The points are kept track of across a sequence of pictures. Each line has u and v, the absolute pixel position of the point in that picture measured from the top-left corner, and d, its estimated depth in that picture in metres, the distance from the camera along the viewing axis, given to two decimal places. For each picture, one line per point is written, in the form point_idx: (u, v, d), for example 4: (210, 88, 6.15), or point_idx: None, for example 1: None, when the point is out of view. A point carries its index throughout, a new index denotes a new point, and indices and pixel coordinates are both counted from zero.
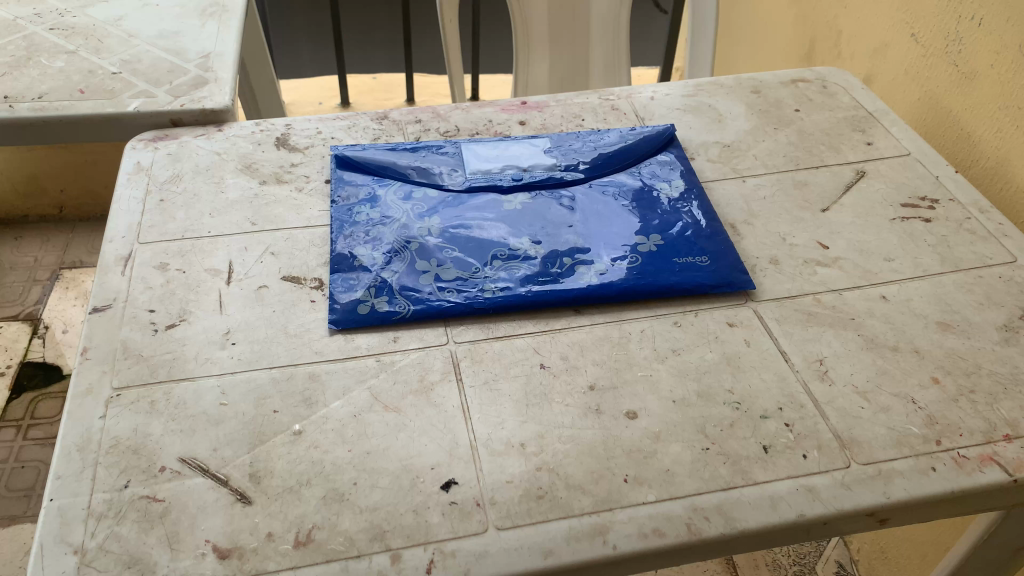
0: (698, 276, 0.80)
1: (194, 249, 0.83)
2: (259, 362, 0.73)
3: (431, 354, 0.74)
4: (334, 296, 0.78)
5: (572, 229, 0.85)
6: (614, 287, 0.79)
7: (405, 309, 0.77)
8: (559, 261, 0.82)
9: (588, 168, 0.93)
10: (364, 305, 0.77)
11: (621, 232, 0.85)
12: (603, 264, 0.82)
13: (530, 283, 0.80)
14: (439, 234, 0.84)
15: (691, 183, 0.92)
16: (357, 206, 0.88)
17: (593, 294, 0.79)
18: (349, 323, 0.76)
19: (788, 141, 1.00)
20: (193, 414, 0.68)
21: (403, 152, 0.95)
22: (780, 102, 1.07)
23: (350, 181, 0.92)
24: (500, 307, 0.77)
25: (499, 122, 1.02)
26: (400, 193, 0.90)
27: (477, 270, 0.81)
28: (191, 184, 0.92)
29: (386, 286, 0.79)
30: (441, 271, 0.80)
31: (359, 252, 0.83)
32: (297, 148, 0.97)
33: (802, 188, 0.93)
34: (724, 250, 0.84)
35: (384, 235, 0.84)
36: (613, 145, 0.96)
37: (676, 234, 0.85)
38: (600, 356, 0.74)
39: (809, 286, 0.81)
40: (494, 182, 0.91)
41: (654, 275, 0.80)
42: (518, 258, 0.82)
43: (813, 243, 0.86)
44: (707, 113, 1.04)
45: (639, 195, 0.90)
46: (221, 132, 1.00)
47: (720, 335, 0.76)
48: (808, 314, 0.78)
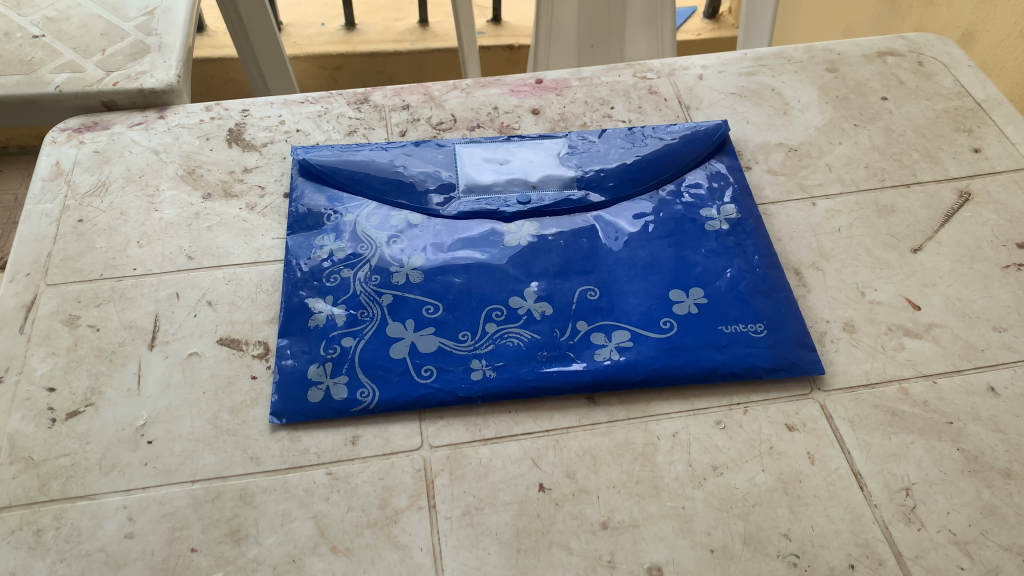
0: (750, 354, 0.62)
1: (113, 295, 0.66)
2: (179, 471, 0.57)
3: (399, 465, 0.57)
4: (280, 371, 0.61)
5: (589, 276, 0.67)
6: (640, 369, 0.61)
7: (369, 396, 0.60)
8: (571, 326, 0.64)
9: (614, 184, 0.73)
10: (316, 388, 0.60)
11: (652, 281, 0.66)
12: (628, 332, 0.63)
13: (532, 360, 0.62)
14: (419, 280, 0.66)
15: (746, 208, 0.72)
16: (319, 235, 0.70)
17: (612, 379, 0.61)
18: (295, 416, 0.59)
19: (871, 145, 0.79)
20: (88, 552, 0.53)
21: (381, 154, 0.76)
22: (862, 85, 0.85)
23: (313, 196, 0.73)
24: (490, 394, 0.60)
25: (506, 111, 0.82)
26: (374, 217, 0.71)
27: (465, 337, 0.63)
28: (118, 197, 0.74)
29: (347, 360, 0.62)
30: (418, 338, 0.63)
31: (317, 305, 0.65)
32: (252, 146, 0.78)
33: (888, 216, 0.73)
34: (785, 312, 0.64)
35: (349, 279, 0.66)
36: (648, 150, 0.76)
37: (724, 286, 0.66)
38: (617, 474, 0.57)
39: (893, 369, 0.63)
40: (493, 204, 0.72)
41: (694, 351, 0.62)
42: (518, 320, 0.64)
43: (900, 301, 0.67)
44: (770, 101, 0.83)
45: (678, 226, 0.70)
46: (162, 118, 0.81)
47: (775, 446, 0.59)
48: (891, 414, 0.60)
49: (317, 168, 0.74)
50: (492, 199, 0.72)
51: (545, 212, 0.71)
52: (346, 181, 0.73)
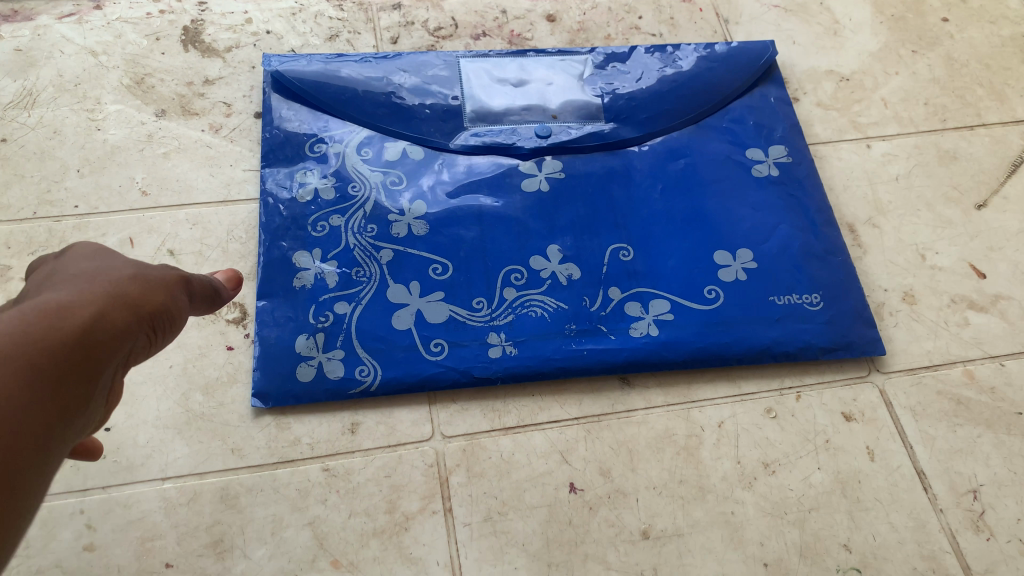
0: (805, 331, 0.54)
1: (51, 241, 0.55)
2: (145, 467, 0.48)
3: (407, 459, 0.49)
4: (261, 342, 0.52)
5: (621, 232, 0.57)
6: (683, 348, 0.53)
7: (369, 377, 0.51)
8: (602, 293, 0.55)
9: (648, 117, 0.62)
10: (306, 364, 0.51)
11: (693, 240, 0.57)
12: (668, 302, 0.55)
13: (559, 334, 0.53)
14: (424, 233, 0.56)
15: (798, 150, 0.62)
16: (300, 171, 0.58)
17: (650, 360, 0.53)
18: (284, 400, 0.50)
19: (931, 77, 0.69)
20: (40, 569, 0.44)
21: (371, 67, 0.63)
22: (920, 2, 0.74)
23: (290, 119, 0.60)
24: (510, 376, 0.52)
25: (517, 16, 0.70)
26: (366, 150, 0.60)
27: (480, 305, 0.54)
28: (51, 111, 0.61)
29: (342, 330, 0.52)
30: (424, 305, 0.53)
31: (302, 260, 0.55)
32: (214, 50, 0.65)
33: (950, 163, 0.65)
34: (843, 281, 0.57)
35: (340, 229, 0.56)
36: (686, 72, 0.65)
37: (775, 248, 0.58)
38: (657, 473, 0.50)
39: (957, 349, 0.56)
40: (507, 137, 0.61)
41: (743, 327, 0.54)
42: (541, 285, 0.55)
43: (964, 268, 0.60)
44: (818, 19, 0.72)
45: (721, 171, 0.61)
46: (99, 9, 0.66)
47: (831, 439, 0.52)
48: (956, 403, 0.54)
49: (294, 82, 0.61)
50: (505, 131, 0.61)
51: (567, 148, 0.61)
52: (330, 101, 0.60)
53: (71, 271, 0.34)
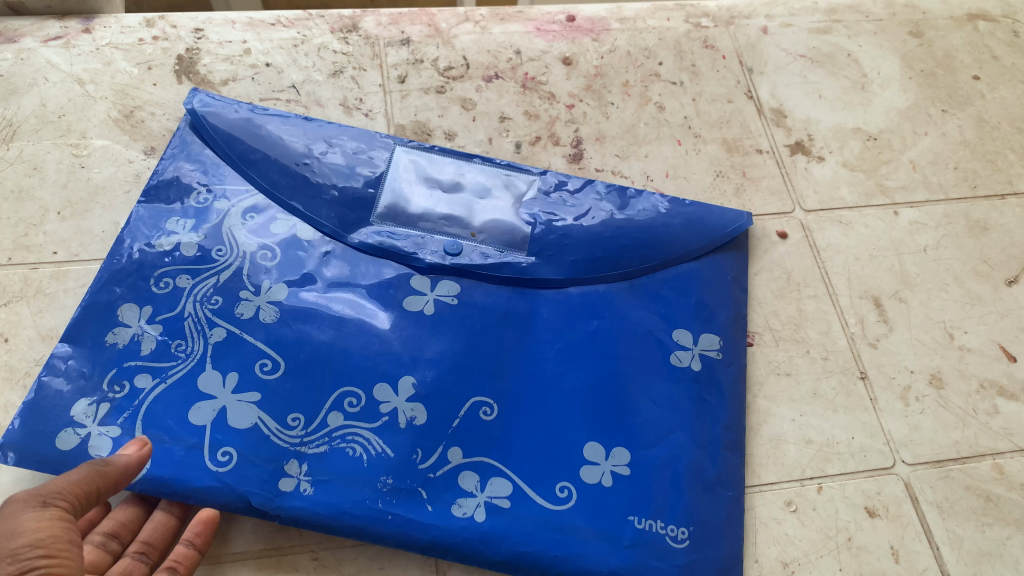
0: (652, 567, 0.45)
1: (26, 291, 0.51)
2: None
3: (404, 551, 0.46)
4: (37, 389, 0.45)
5: (499, 385, 0.49)
6: (502, 544, 0.45)
7: (149, 468, 0.44)
8: (440, 449, 0.47)
9: (577, 259, 0.53)
10: (70, 431, 0.44)
11: (588, 418, 0.49)
12: (509, 484, 0.46)
13: (371, 485, 0.45)
14: (270, 322, 0.49)
15: (731, 347, 0.53)
16: (175, 219, 0.52)
17: (461, 549, 0.44)
18: (24, 462, 0.43)
19: (961, 139, 0.67)
20: None
21: (296, 128, 0.55)
22: (951, 58, 0.72)
23: (189, 161, 0.54)
24: (282, 518, 0.44)
25: (531, 57, 0.66)
26: (253, 215, 0.52)
27: (296, 423, 0.46)
28: (32, 145, 0.57)
29: (130, 406, 0.45)
30: (234, 404, 0.46)
31: (128, 325, 0.48)
32: (209, 82, 0.61)
33: (980, 234, 0.62)
34: (722, 525, 0.47)
35: (185, 293, 0.49)
36: (635, 221, 0.55)
37: (659, 457, 0.48)
38: None
39: (987, 440, 0.53)
40: (410, 244, 0.53)
41: (581, 539, 0.45)
42: (376, 421, 0.47)
43: (993, 350, 0.57)
44: (844, 72, 0.69)
45: (637, 348, 0.51)
46: (89, 32, 0.62)
47: (855, 537, 0.49)
48: (985, 500, 0.51)
49: (214, 135, 0.54)
50: (414, 232, 0.53)
51: (471, 274, 0.52)
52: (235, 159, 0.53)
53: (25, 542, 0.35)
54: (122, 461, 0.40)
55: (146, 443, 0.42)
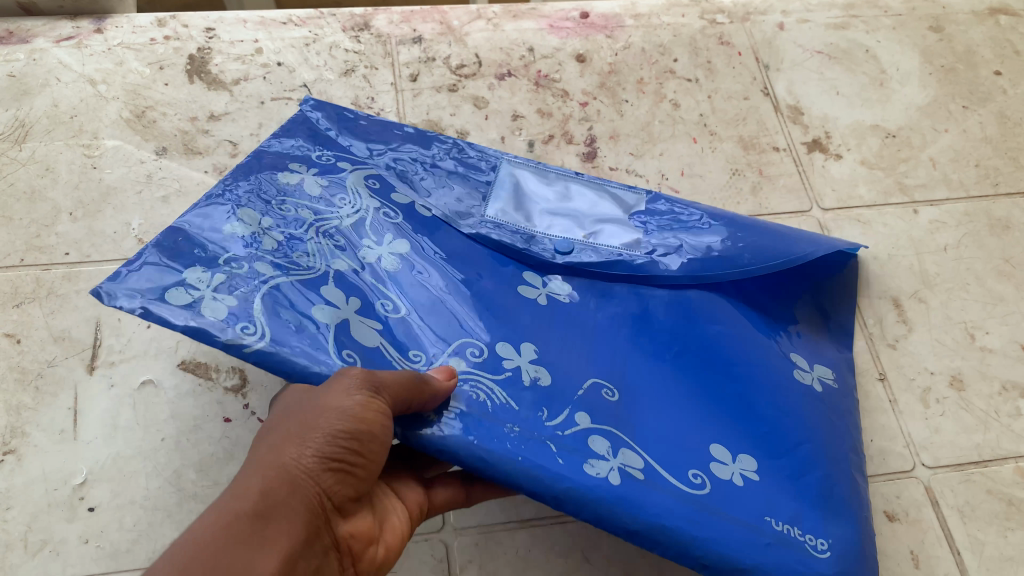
0: (787, 568, 0.35)
1: (38, 292, 0.51)
2: (130, 554, 0.44)
3: (415, 553, 0.45)
4: (155, 252, 0.36)
5: (622, 368, 0.41)
6: (642, 511, 0.34)
7: (251, 333, 0.34)
8: (567, 410, 0.38)
9: (694, 256, 0.46)
10: (182, 291, 0.35)
11: (720, 411, 0.41)
12: (642, 459, 0.37)
13: (496, 424, 0.36)
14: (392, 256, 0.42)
15: (840, 376, 0.47)
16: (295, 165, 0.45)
17: (594, 509, 0.34)
18: (127, 305, 0.33)
19: (982, 136, 0.65)
20: None
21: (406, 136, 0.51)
22: (972, 53, 0.70)
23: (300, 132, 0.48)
24: (416, 441, 0.34)
25: (544, 55, 0.66)
26: (378, 180, 0.46)
27: (418, 361, 0.38)
28: (44, 145, 0.57)
29: (253, 289, 0.36)
30: (354, 322, 0.37)
31: (241, 236, 0.39)
32: (221, 81, 0.61)
33: (1002, 233, 0.61)
34: (863, 550, 0.38)
35: (302, 236, 0.40)
36: (754, 224, 0.50)
37: (790, 467, 0.40)
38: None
39: (1009, 442, 0.52)
40: (520, 238, 0.46)
41: (723, 523, 0.35)
42: (498, 372, 0.38)
43: (1016, 350, 0.56)
44: (862, 69, 0.68)
45: (755, 346, 0.44)
46: (100, 33, 0.62)
47: (874, 542, 0.48)
48: (1007, 504, 0.50)
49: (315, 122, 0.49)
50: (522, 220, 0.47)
51: (585, 270, 0.45)
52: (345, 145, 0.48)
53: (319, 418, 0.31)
54: (437, 383, 0.35)
55: (455, 374, 0.37)
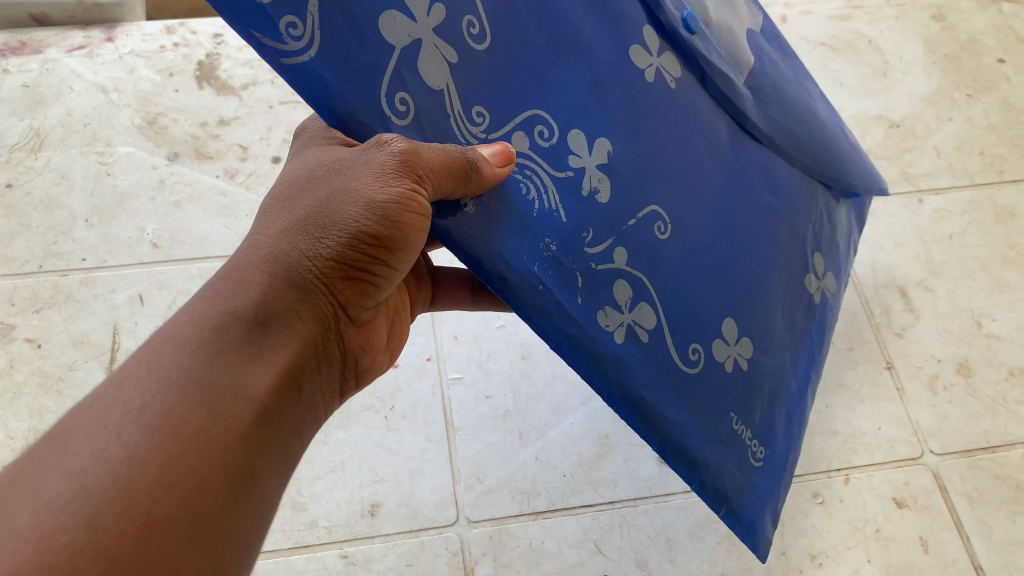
0: (728, 475, 0.33)
1: (56, 297, 0.52)
2: None
3: (429, 546, 0.46)
4: None
5: (682, 164, 0.34)
6: (630, 377, 0.30)
7: (300, 35, 0.23)
8: (611, 234, 0.30)
9: (782, 121, 0.40)
10: None
11: (755, 282, 0.36)
12: (656, 317, 0.31)
13: (532, 237, 0.27)
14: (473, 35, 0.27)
15: (841, 279, 0.45)
16: None
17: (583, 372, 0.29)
18: None
19: (986, 124, 0.66)
20: None
21: None
22: (975, 41, 0.70)
23: None
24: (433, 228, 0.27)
25: None
26: None
27: (481, 123, 0.27)
28: (59, 154, 0.58)
29: None
30: (428, 49, 0.26)
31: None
32: (230, 86, 0.62)
33: (1007, 220, 0.61)
34: (785, 467, 0.38)
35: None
36: (820, 112, 0.45)
37: (771, 368, 0.37)
38: (697, 564, 0.47)
39: (1017, 428, 0.53)
40: None
41: (690, 417, 0.32)
42: (560, 168, 0.29)
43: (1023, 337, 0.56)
44: (865, 60, 0.69)
45: (790, 212, 0.40)
46: (111, 41, 0.64)
47: (883, 528, 0.49)
48: (1015, 489, 0.50)
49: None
50: None
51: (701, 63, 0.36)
52: None
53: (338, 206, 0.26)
54: (490, 173, 0.26)
55: (512, 159, 0.27)
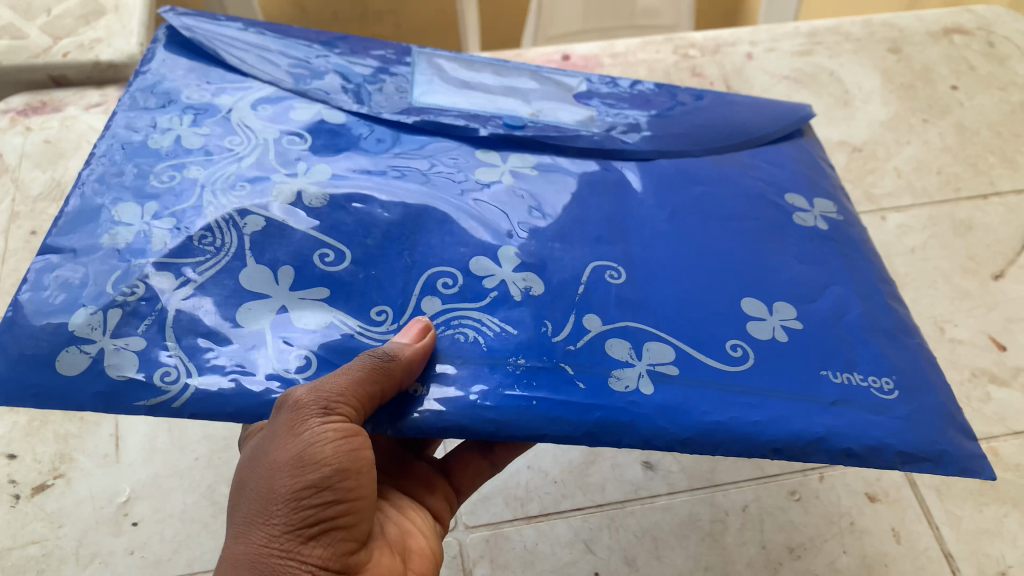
0: (873, 424, 0.35)
1: None
2: (172, 562, 0.48)
3: None
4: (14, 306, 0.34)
5: (616, 247, 0.41)
6: (688, 417, 0.34)
7: (173, 377, 0.33)
8: (571, 318, 0.37)
9: (656, 135, 0.47)
10: (73, 349, 0.33)
11: (743, 271, 0.41)
12: (672, 350, 0.36)
13: (499, 368, 0.35)
14: (319, 205, 0.39)
15: (844, 209, 0.46)
16: (196, 124, 0.42)
17: (640, 428, 0.33)
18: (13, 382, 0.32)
19: (942, 146, 0.70)
20: None
21: (299, 46, 0.48)
22: (929, 70, 0.75)
23: (182, 73, 0.44)
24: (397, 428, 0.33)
25: None
26: (270, 104, 0.44)
27: (383, 318, 0.36)
28: None
29: (164, 313, 0.34)
30: (295, 304, 0.36)
31: (144, 203, 0.38)
32: None
33: (965, 234, 0.65)
34: (923, 371, 0.38)
35: (196, 181, 0.39)
36: (703, 104, 0.51)
37: (828, 309, 0.39)
38: (683, 561, 0.50)
39: (981, 425, 0.56)
40: (459, 120, 0.45)
41: (775, 401, 0.35)
42: (479, 299, 0.37)
43: (984, 341, 0.60)
44: (827, 91, 0.74)
45: (756, 210, 0.44)
46: None
47: (857, 522, 0.52)
48: (981, 481, 0.53)
49: (191, 32, 0.46)
50: (461, 112, 0.46)
51: (544, 145, 0.45)
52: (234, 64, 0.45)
53: (276, 462, 0.31)
54: (406, 355, 0.33)
55: (431, 327, 0.35)
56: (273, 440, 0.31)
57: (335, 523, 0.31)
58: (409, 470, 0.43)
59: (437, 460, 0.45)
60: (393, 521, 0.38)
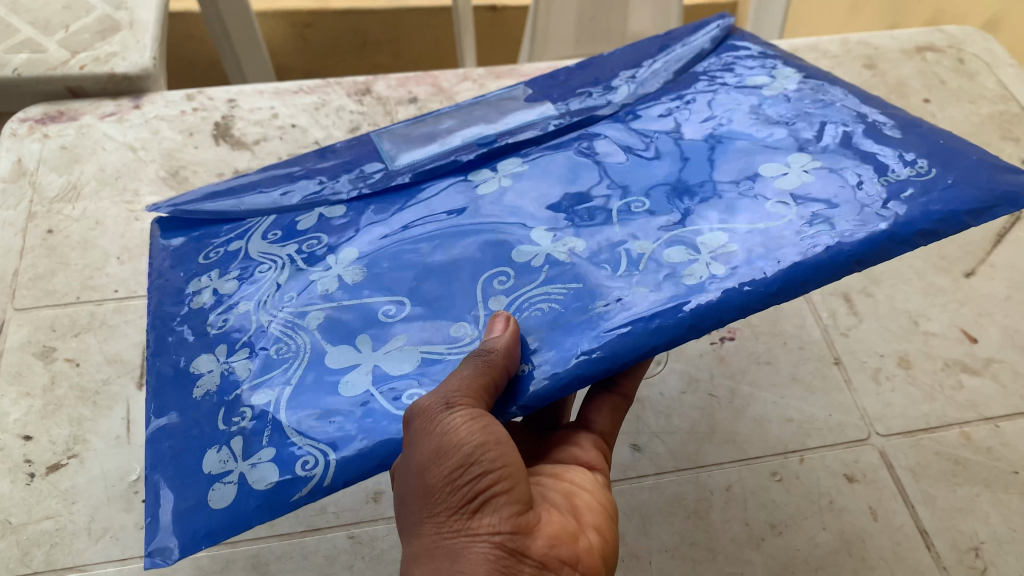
0: (931, 202, 0.38)
1: (92, 323, 0.59)
2: None
3: None
4: (154, 483, 0.38)
5: (627, 186, 0.45)
6: (767, 275, 0.37)
7: (312, 463, 0.36)
8: (621, 253, 0.40)
9: (628, 95, 0.52)
10: (220, 485, 0.37)
11: (750, 150, 0.44)
12: (720, 236, 0.40)
13: (578, 316, 0.38)
14: (361, 277, 0.43)
15: (804, 67, 0.51)
16: (227, 268, 0.46)
17: (731, 306, 0.36)
18: (190, 546, 0.35)
19: None
20: None
21: (276, 177, 0.52)
22: (903, 84, 0.80)
23: (189, 252, 0.48)
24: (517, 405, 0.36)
25: None
26: (280, 228, 0.48)
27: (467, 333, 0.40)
28: (93, 204, 0.65)
29: (267, 424, 0.38)
30: (385, 357, 0.39)
31: (216, 350, 0.42)
32: (243, 142, 0.70)
33: None
34: (943, 145, 0.41)
35: (249, 312, 0.43)
36: (647, 56, 0.55)
37: (834, 144, 0.43)
38: (669, 536, 0.52)
39: (954, 411, 0.58)
40: (443, 159, 0.49)
41: (840, 225, 0.38)
42: (532, 275, 0.41)
43: (956, 333, 0.63)
44: None
45: (743, 105, 0.48)
46: (138, 108, 0.72)
47: (835, 500, 0.54)
48: (954, 463, 0.56)
49: (180, 211, 0.50)
50: (444, 154, 0.50)
51: (534, 143, 0.50)
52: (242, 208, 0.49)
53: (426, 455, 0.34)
54: (501, 343, 0.36)
55: (512, 316, 0.39)
56: (412, 448, 0.35)
57: (496, 492, 0.34)
58: (552, 440, 0.45)
59: (573, 421, 0.47)
60: (556, 487, 0.40)
